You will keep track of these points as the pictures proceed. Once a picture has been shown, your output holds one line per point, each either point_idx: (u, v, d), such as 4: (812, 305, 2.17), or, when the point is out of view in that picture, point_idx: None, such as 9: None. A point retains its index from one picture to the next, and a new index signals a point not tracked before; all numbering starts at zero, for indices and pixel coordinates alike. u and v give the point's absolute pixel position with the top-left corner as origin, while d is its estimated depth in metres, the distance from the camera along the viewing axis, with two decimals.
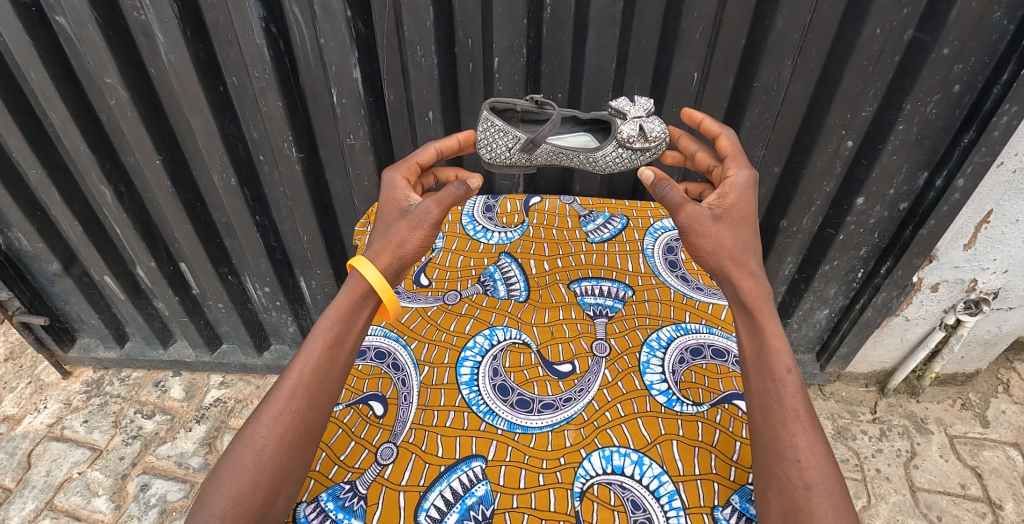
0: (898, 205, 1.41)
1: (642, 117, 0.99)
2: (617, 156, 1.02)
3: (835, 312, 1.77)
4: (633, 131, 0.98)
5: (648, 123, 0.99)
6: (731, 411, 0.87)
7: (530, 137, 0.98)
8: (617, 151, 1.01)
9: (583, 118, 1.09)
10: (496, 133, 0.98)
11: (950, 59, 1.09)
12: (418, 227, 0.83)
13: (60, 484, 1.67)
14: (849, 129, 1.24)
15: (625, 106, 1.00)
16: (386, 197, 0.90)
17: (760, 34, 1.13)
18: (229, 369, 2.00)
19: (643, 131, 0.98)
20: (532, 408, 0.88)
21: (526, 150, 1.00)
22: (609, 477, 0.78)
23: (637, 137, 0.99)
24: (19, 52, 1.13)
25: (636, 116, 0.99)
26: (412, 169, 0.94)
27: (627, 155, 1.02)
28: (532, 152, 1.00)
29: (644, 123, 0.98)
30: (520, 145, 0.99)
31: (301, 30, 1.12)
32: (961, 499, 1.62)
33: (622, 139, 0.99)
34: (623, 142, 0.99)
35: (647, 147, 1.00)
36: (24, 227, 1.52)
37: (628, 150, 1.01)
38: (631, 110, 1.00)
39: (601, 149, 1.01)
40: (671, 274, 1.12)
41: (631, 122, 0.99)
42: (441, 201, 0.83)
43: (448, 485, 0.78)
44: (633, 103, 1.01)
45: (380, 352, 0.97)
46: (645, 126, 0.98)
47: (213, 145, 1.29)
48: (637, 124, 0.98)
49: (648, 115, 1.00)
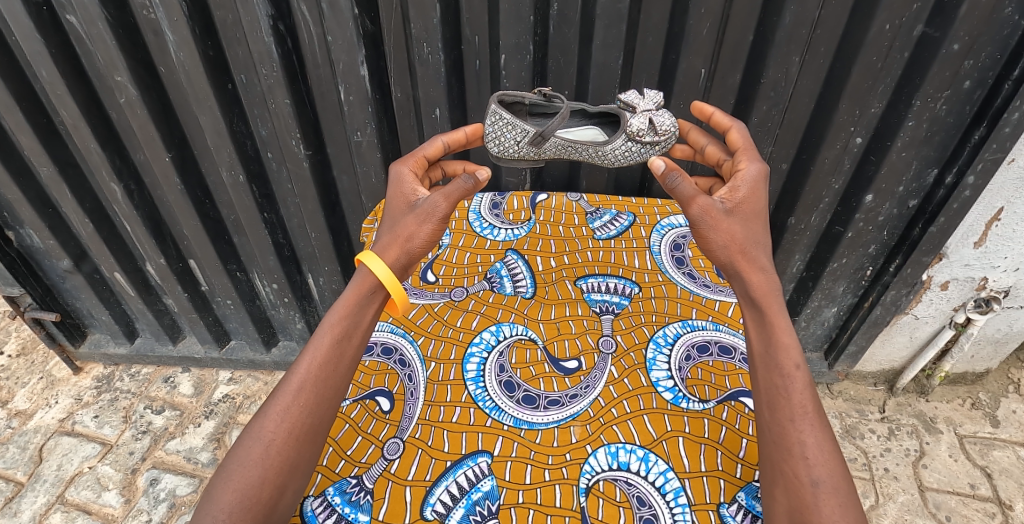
0: (908, 203, 1.40)
1: (652, 110, 0.99)
2: (626, 149, 1.01)
3: (843, 310, 1.75)
4: (642, 125, 0.98)
5: (657, 116, 0.98)
6: (737, 408, 0.86)
7: (539, 131, 0.98)
8: (627, 144, 1.00)
9: (592, 111, 1.08)
10: (505, 126, 0.98)
11: (960, 55, 1.07)
12: (426, 221, 0.83)
13: (71, 478, 1.69)
14: (858, 126, 1.23)
15: (634, 99, 1.00)
16: (395, 191, 0.91)
17: (768, 29, 1.12)
18: (238, 365, 2.02)
19: (652, 124, 0.98)
20: (538, 404, 0.88)
21: (535, 144, 1.00)
22: (614, 473, 0.78)
23: (646, 132, 0.98)
24: (29, 50, 1.14)
25: (645, 109, 0.98)
26: (420, 163, 0.94)
27: (636, 148, 1.01)
28: (540, 146, 1.00)
29: (653, 116, 0.98)
30: (528, 139, 0.99)
31: (309, 29, 1.12)
32: (970, 499, 1.60)
33: (631, 133, 0.98)
34: (632, 135, 0.99)
35: (656, 140, 0.99)
36: (35, 224, 1.54)
37: (636, 144, 1.00)
38: (640, 103, 0.99)
39: (611, 141, 1.00)
40: (678, 271, 1.12)
41: (640, 115, 0.98)
42: (449, 195, 0.83)
43: (454, 480, 0.78)
44: (642, 96, 1.00)
45: (387, 348, 0.97)
46: (655, 119, 0.98)
47: (222, 143, 1.30)
48: (647, 118, 0.97)
49: (657, 108, 0.99)
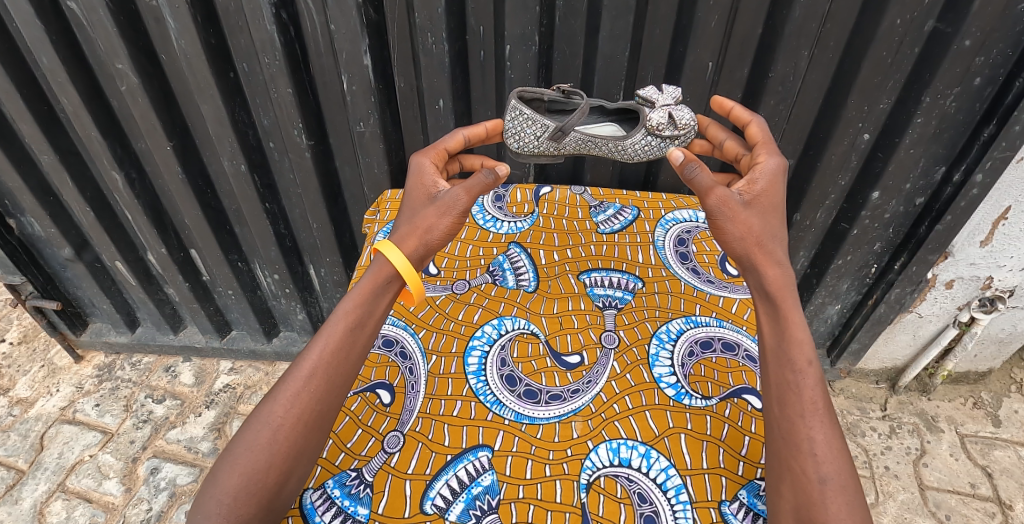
0: (914, 200, 1.39)
1: (671, 105, 0.97)
2: (645, 144, 1.00)
3: (846, 307, 1.74)
4: (660, 121, 0.97)
5: (677, 111, 0.97)
6: (740, 406, 0.86)
7: (558, 126, 0.97)
8: (646, 139, 0.99)
9: (610, 107, 1.07)
10: (525, 121, 0.98)
11: (971, 51, 1.06)
12: (446, 213, 0.82)
13: (72, 466, 1.69)
14: (866, 122, 1.22)
15: (653, 93, 0.98)
16: (414, 181, 0.90)
17: (778, 23, 1.10)
18: (239, 356, 2.02)
19: (672, 119, 0.97)
20: (540, 399, 0.88)
21: (554, 139, 0.99)
22: (616, 469, 0.78)
23: (664, 127, 0.97)
24: (30, 37, 1.12)
25: (664, 104, 0.97)
26: (440, 156, 0.93)
27: (656, 143, 1.00)
28: (560, 141, 0.99)
29: (673, 111, 0.96)
30: (548, 133, 0.98)
31: (312, 18, 1.11)
32: (970, 498, 1.60)
33: (650, 128, 0.97)
34: (652, 129, 0.97)
35: (675, 135, 0.98)
36: (36, 212, 1.53)
37: (656, 139, 0.99)
38: (659, 98, 0.97)
39: (629, 137, 0.99)
40: (682, 266, 1.11)
41: (658, 110, 0.97)
42: (470, 189, 0.82)
43: (454, 475, 0.78)
44: (661, 90, 0.99)
45: (387, 340, 0.97)
46: (672, 116, 0.97)
47: (224, 133, 1.29)
48: (666, 114, 0.96)
49: (677, 103, 0.98)
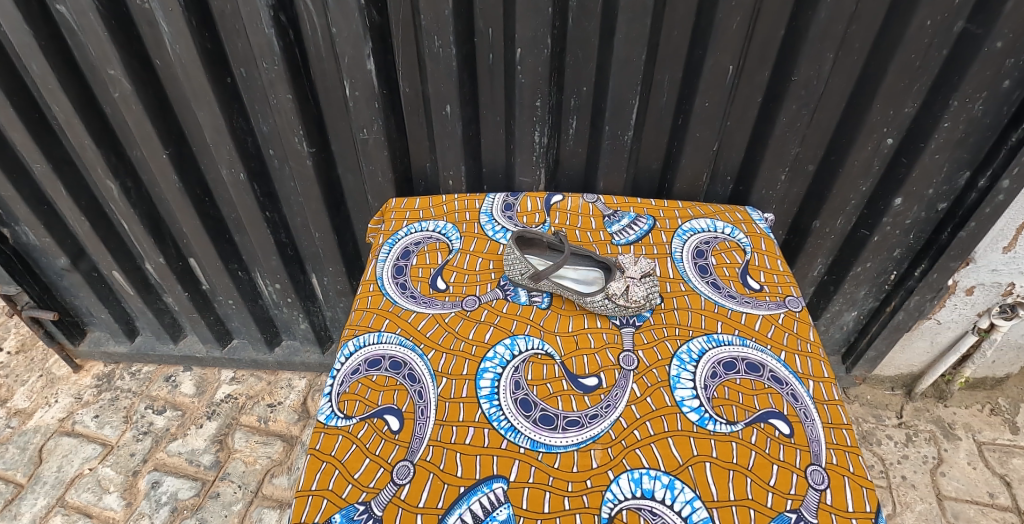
0: (937, 206, 1.33)
1: (635, 277, 1.01)
2: (601, 307, 0.98)
3: (863, 314, 1.70)
4: (628, 265, 1.04)
5: (635, 287, 0.99)
6: (767, 431, 0.82)
7: (535, 269, 1.02)
8: (603, 300, 0.98)
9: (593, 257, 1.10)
10: (514, 258, 1.05)
11: (1003, 54, 1.00)
12: None
13: (71, 480, 1.66)
14: (890, 127, 1.17)
15: (626, 263, 1.05)
16: None
17: (802, 24, 1.04)
18: (240, 365, 1.98)
19: (627, 290, 0.98)
20: (556, 425, 0.83)
21: (532, 279, 1.02)
22: (638, 502, 0.74)
23: (632, 290, 0.98)
24: (18, 43, 1.07)
25: (629, 275, 1.01)
26: None
27: (612, 308, 0.98)
28: (538, 281, 1.02)
29: (631, 284, 0.99)
30: (527, 272, 1.03)
31: (313, 20, 1.05)
32: (989, 508, 1.56)
33: (608, 293, 0.97)
34: (610, 294, 0.97)
35: (628, 305, 0.98)
36: (30, 222, 1.49)
37: (613, 303, 0.98)
38: (629, 269, 1.03)
39: (588, 295, 0.99)
40: (701, 281, 1.06)
41: (621, 279, 1.00)
42: None
43: (468, 508, 0.74)
44: (635, 263, 1.05)
45: (395, 362, 0.92)
46: (639, 264, 1.04)
47: (222, 141, 1.24)
48: (633, 260, 1.05)
49: (641, 277, 1.01)
